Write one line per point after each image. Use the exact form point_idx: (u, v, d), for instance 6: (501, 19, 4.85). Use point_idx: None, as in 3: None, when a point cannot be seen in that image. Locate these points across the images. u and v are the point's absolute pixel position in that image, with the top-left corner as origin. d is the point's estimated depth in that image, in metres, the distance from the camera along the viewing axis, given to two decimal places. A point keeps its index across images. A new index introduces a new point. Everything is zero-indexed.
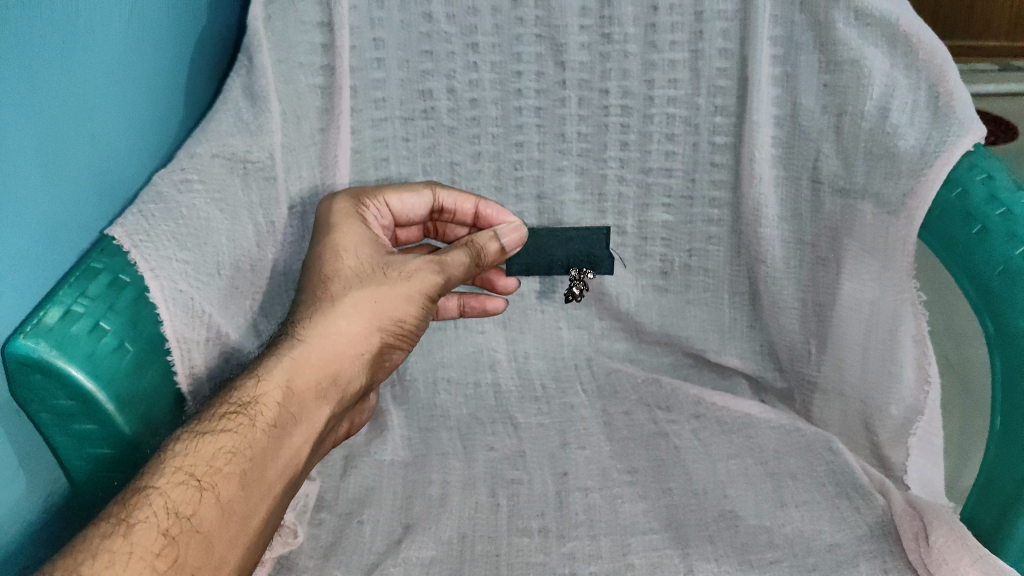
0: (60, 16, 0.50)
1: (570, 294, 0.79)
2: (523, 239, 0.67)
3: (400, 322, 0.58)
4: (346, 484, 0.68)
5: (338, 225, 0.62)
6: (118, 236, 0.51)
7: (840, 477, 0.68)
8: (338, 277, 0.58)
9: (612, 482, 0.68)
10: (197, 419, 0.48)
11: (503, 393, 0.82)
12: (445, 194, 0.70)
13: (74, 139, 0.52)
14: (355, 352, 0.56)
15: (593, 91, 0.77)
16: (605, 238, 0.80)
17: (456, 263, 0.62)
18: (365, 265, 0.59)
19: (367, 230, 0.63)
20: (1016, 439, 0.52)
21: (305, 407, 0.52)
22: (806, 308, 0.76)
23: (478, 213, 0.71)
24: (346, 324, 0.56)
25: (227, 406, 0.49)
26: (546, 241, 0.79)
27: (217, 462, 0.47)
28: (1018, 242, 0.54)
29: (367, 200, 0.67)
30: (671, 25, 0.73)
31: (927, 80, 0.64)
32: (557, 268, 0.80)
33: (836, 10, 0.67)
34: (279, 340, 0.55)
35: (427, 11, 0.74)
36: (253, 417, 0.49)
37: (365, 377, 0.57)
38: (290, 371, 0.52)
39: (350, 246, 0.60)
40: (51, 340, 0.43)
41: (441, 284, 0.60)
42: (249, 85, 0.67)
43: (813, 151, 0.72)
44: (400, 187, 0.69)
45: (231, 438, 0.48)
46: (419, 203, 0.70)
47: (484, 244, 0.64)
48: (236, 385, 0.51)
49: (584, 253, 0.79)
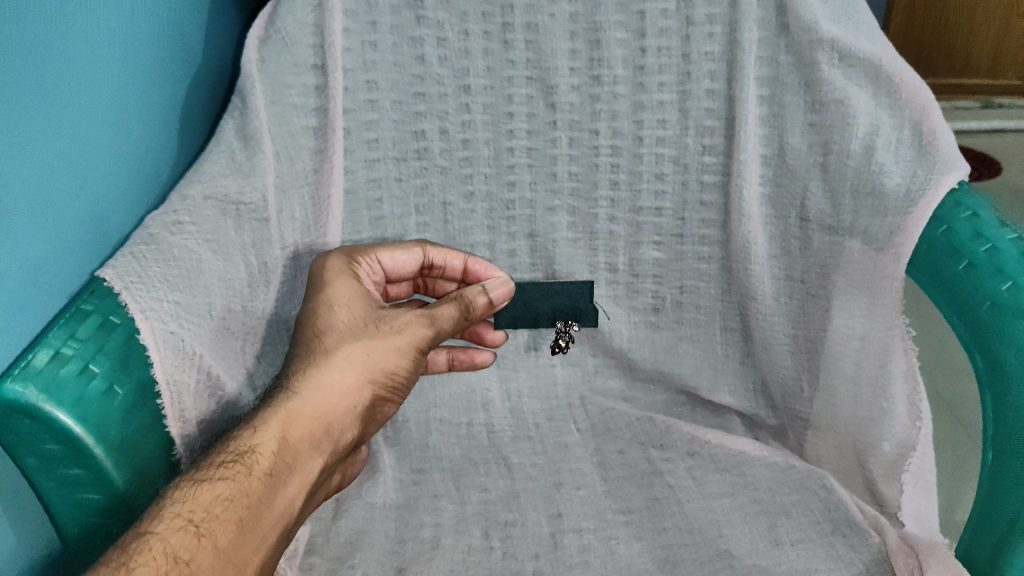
0: (52, 63, 0.51)
1: (558, 347, 0.79)
2: (510, 294, 0.66)
3: (392, 374, 0.58)
4: (337, 527, 0.67)
5: (332, 282, 0.61)
6: (109, 278, 0.51)
7: (836, 514, 0.67)
8: (331, 330, 0.58)
9: (606, 523, 0.68)
10: (194, 468, 0.48)
11: (496, 433, 0.81)
12: (434, 249, 0.71)
13: (66, 181, 0.53)
14: (347, 405, 0.55)
15: (584, 131, 0.78)
16: (591, 291, 0.78)
17: (447, 316, 0.61)
18: (358, 318, 0.59)
19: (359, 285, 0.62)
20: (1008, 473, 0.51)
21: (299, 457, 0.52)
22: (798, 345, 0.76)
23: (467, 269, 0.72)
24: (339, 376, 0.55)
25: (224, 454, 0.49)
26: (532, 295, 0.77)
27: (214, 509, 0.46)
28: (1004, 277, 0.53)
29: (360, 257, 0.67)
30: (659, 67, 0.75)
31: (910, 119, 0.66)
32: (543, 321, 0.78)
33: (820, 52, 0.68)
34: (273, 391, 0.54)
35: (420, 54, 0.75)
36: (250, 465, 0.49)
37: (356, 429, 0.57)
38: (285, 422, 0.52)
39: (343, 300, 0.60)
40: (40, 384, 0.43)
41: (432, 337, 0.60)
42: (243, 127, 0.68)
43: (801, 189, 0.72)
44: (392, 245, 0.69)
45: (228, 486, 0.47)
46: (409, 259, 0.70)
47: (473, 298, 0.63)
48: (232, 435, 0.51)
49: (569, 306, 0.78)
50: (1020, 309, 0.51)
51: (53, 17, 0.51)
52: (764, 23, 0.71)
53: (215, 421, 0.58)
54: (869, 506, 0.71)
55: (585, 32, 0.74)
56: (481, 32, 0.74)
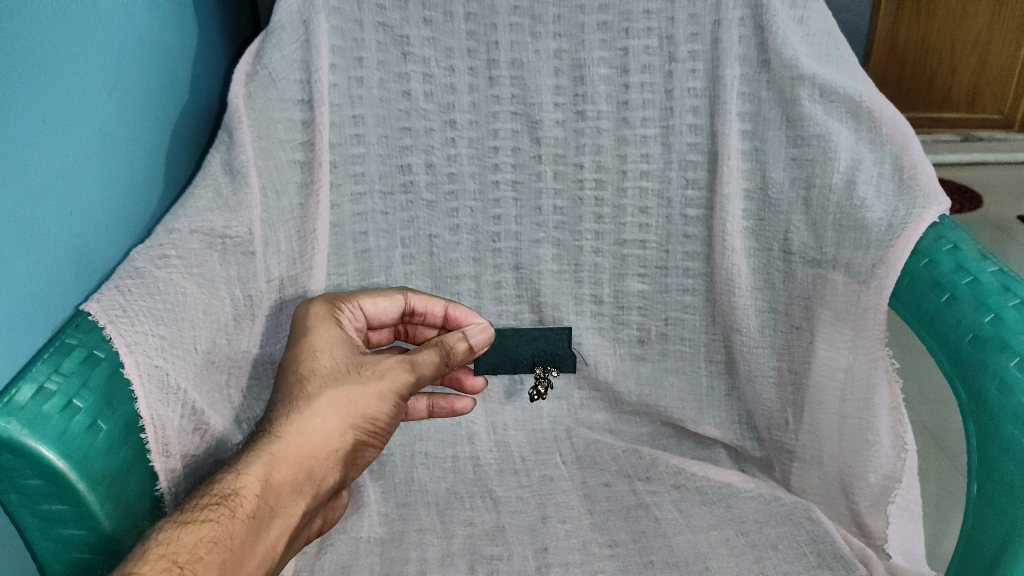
0: (38, 97, 0.52)
1: (536, 392, 0.78)
2: (490, 339, 0.66)
3: (373, 419, 0.57)
4: (321, 562, 0.67)
5: (314, 328, 0.61)
6: (94, 312, 0.51)
7: (822, 546, 0.67)
8: (313, 375, 0.57)
9: (593, 556, 0.67)
10: (179, 510, 0.48)
11: (481, 467, 0.81)
12: (416, 297, 0.71)
13: (52, 216, 0.53)
14: (329, 450, 0.55)
15: (568, 165, 0.80)
16: (569, 334, 0.80)
17: (428, 362, 0.61)
18: (340, 364, 0.58)
19: (342, 331, 0.62)
20: (991, 504, 0.50)
21: (281, 501, 0.51)
22: (782, 377, 0.77)
23: (447, 316, 0.72)
24: (321, 421, 0.55)
25: (208, 497, 0.49)
26: (512, 341, 0.79)
27: (198, 550, 0.46)
28: (986, 310, 0.54)
29: (343, 303, 0.67)
30: (642, 102, 0.76)
31: (891, 153, 0.67)
32: (523, 367, 0.80)
33: (801, 88, 0.70)
34: (256, 436, 0.54)
35: (407, 89, 0.77)
36: (234, 508, 0.49)
37: (338, 473, 0.56)
38: (268, 466, 0.51)
39: (325, 345, 0.59)
40: (23, 419, 0.43)
41: (413, 383, 0.59)
42: (229, 161, 0.69)
43: (783, 223, 0.74)
44: (373, 292, 0.69)
45: (212, 528, 0.47)
46: (390, 306, 0.70)
47: (453, 343, 0.63)
48: (215, 478, 0.50)
49: (549, 352, 0.79)
50: (1003, 342, 0.52)
51: (38, 53, 0.52)
52: (746, 60, 0.73)
53: (198, 455, 0.58)
54: (854, 538, 0.71)
55: (570, 68, 0.76)
56: (467, 68, 0.76)
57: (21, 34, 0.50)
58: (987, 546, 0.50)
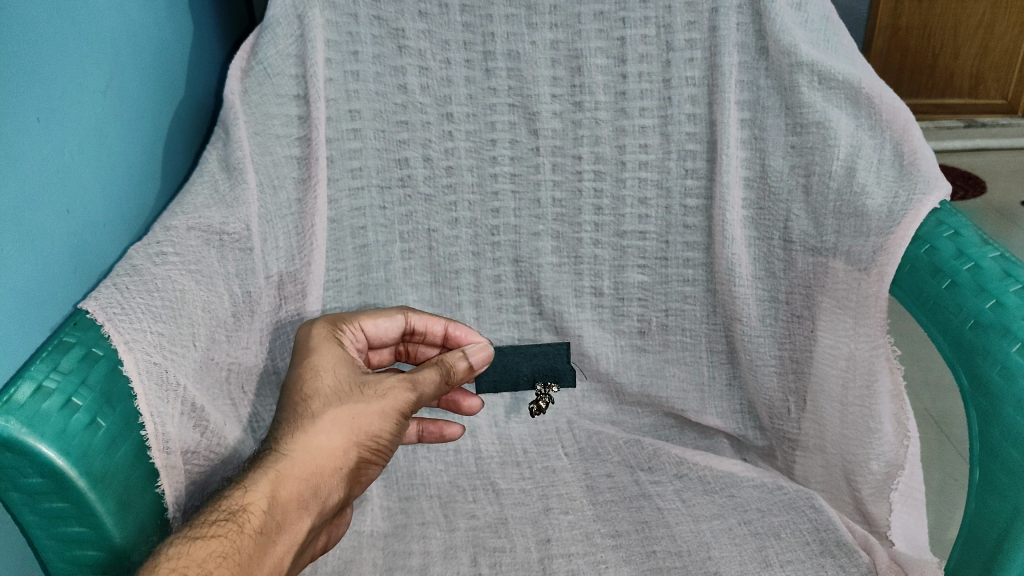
0: (37, 98, 0.52)
1: (536, 408, 0.81)
2: (490, 357, 0.66)
3: (377, 436, 0.57)
4: (325, 556, 0.67)
5: (316, 348, 0.61)
6: (91, 310, 0.51)
7: (825, 535, 0.67)
8: (316, 395, 0.56)
9: (596, 548, 0.67)
10: (189, 525, 0.48)
11: (484, 459, 0.81)
12: (417, 316, 0.71)
13: (50, 214, 0.53)
14: (334, 467, 0.55)
15: (567, 157, 0.79)
16: (566, 352, 0.81)
17: (429, 380, 0.60)
18: (343, 383, 0.58)
19: (345, 351, 0.61)
20: (994, 488, 0.50)
21: (287, 518, 0.51)
22: (784, 365, 0.77)
23: (448, 334, 0.72)
24: (325, 438, 0.54)
25: (216, 513, 0.49)
26: (511, 358, 0.80)
27: (207, 565, 0.46)
28: (987, 296, 0.53)
29: (344, 324, 0.66)
30: (640, 92, 0.76)
31: (891, 140, 0.67)
32: (523, 382, 0.82)
33: (800, 75, 0.69)
34: (262, 453, 0.54)
35: (403, 82, 0.77)
36: (242, 523, 0.49)
37: (343, 490, 0.56)
38: (275, 482, 0.52)
39: (328, 365, 0.59)
40: (22, 417, 0.43)
41: (415, 401, 0.58)
42: (226, 157, 0.69)
43: (784, 212, 0.73)
44: (373, 313, 0.69)
45: (221, 543, 0.47)
46: (391, 327, 0.70)
47: (453, 362, 0.63)
48: (224, 496, 0.51)
49: (549, 368, 0.82)
50: (1005, 327, 0.51)
51: (33, 51, 0.52)
52: (744, 47, 0.73)
53: (201, 454, 0.58)
54: (858, 525, 0.71)
55: (566, 59, 0.76)
56: (463, 60, 0.76)
57: (18, 33, 0.50)
58: (991, 530, 0.51)
